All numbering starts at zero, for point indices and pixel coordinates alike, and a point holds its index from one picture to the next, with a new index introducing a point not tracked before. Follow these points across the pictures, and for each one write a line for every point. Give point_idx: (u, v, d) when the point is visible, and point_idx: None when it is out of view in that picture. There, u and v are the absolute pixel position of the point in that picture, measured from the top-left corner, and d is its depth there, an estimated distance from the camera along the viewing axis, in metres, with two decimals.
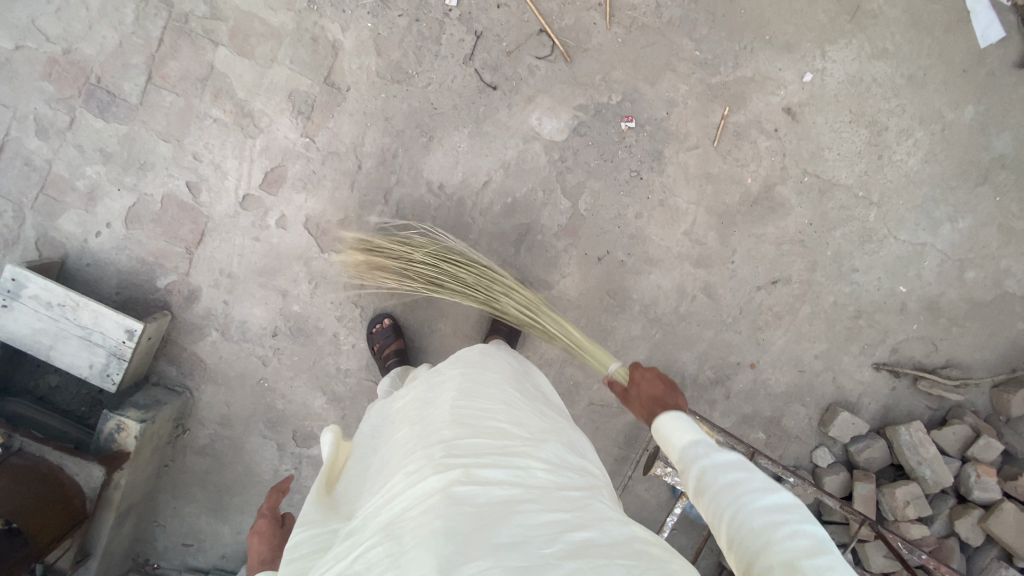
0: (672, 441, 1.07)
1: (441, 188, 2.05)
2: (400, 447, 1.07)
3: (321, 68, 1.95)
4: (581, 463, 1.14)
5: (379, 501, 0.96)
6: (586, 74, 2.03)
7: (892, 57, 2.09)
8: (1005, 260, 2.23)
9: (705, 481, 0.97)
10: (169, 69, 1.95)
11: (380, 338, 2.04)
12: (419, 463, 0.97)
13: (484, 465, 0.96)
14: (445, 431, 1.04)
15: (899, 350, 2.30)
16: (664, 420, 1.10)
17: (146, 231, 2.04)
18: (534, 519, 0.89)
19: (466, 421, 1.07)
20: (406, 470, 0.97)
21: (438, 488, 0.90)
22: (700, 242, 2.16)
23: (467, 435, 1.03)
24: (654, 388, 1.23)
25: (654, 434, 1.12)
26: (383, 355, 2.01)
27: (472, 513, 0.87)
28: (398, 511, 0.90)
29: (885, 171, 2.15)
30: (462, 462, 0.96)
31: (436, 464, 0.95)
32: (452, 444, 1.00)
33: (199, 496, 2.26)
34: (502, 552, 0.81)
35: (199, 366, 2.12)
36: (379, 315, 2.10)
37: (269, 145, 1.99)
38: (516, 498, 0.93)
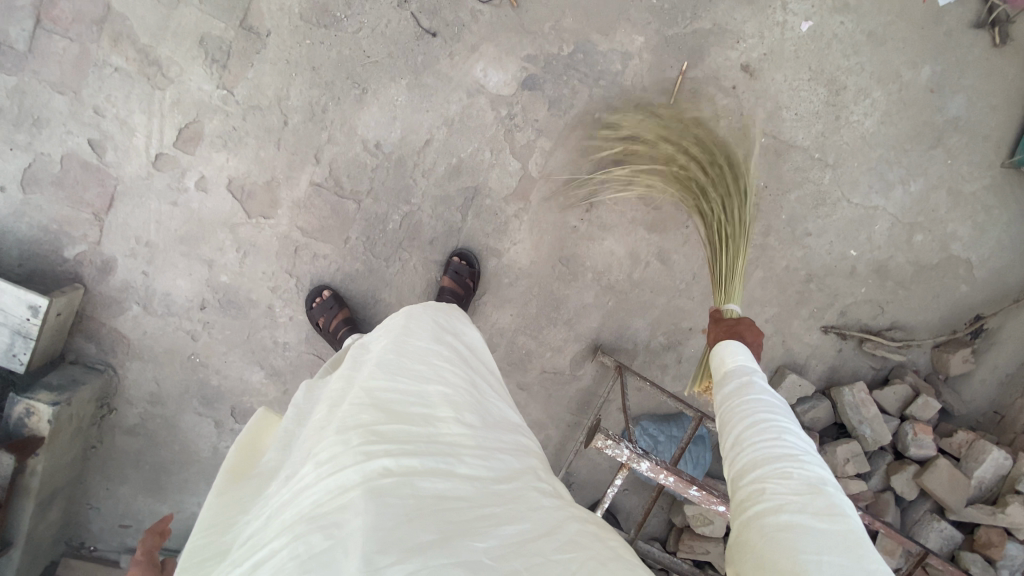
0: (726, 361, 1.16)
1: (378, 147, 1.89)
2: (315, 431, 0.97)
3: (235, 10, 1.73)
4: (518, 443, 1.09)
5: (289, 494, 0.86)
6: (534, 21, 1.87)
7: (854, 11, 2.00)
8: (953, 223, 2.24)
9: (748, 392, 1.05)
10: (58, 9, 1.70)
11: (321, 312, 1.91)
12: (333, 450, 0.87)
13: (410, 456, 0.88)
14: (364, 415, 0.94)
15: (848, 313, 2.32)
16: (730, 344, 1.20)
17: (47, 196, 1.83)
18: (464, 516, 0.83)
19: (388, 404, 0.98)
20: (317, 458, 0.88)
21: (357, 481, 0.82)
22: (654, 206, 2.08)
23: (391, 420, 0.94)
24: (750, 328, 1.26)
25: (712, 354, 1.22)
26: (331, 328, 1.88)
27: (394, 509, 0.79)
28: (310, 505, 0.81)
29: (841, 132, 2.10)
30: (383, 451, 0.87)
31: (354, 453, 0.86)
32: (374, 430, 0.91)
33: (133, 477, 2.15)
34: (427, 552, 0.75)
35: (121, 343, 1.97)
36: (317, 287, 1.97)
37: (181, 99, 1.78)
38: (443, 491, 0.86)
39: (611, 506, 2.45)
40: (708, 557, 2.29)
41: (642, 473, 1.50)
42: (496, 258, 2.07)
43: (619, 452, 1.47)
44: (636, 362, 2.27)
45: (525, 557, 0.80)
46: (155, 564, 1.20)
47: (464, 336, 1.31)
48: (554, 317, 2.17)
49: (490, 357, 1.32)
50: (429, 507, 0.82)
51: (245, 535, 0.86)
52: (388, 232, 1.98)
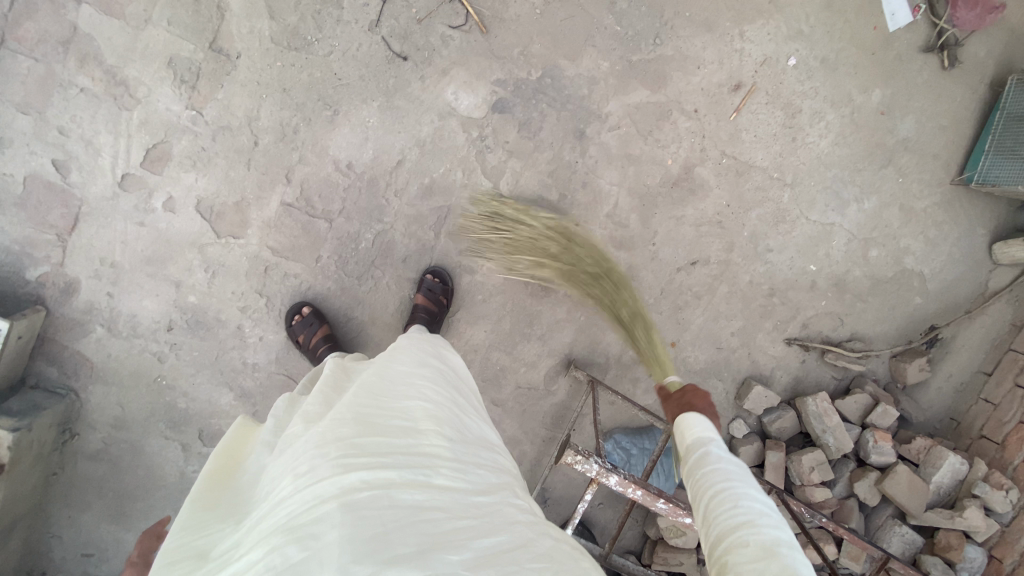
0: (682, 430, 1.10)
1: (350, 168, 1.91)
2: (293, 445, 0.98)
3: (205, 32, 1.74)
4: (496, 460, 1.10)
5: (266, 507, 0.87)
6: (504, 47, 1.92)
7: (806, 39, 2.10)
8: (905, 239, 2.36)
9: (705, 461, 1.02)
10: (25, 30, 1.69)
11: (302, 329, 1.91)
12: (311, 462, 0.89)
13: (388, 466, 0.90)
14: (343, 429, 0.95)
15: (809, 325, 2.41)
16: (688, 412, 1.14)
17: (10, 217, 1.79)
18: (441, 529, 0.84)
19: (368, 417, 0.98)
20: (296, 471, 0.89)
21: (333, 493, 0.83)
22: (622, 224, 2.14)
23: (370, 433, 0.95)
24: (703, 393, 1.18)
25: (674, 426, 1.14)
26: (312, 346, 1.88)
27: (369, 521, 0.81)
28: (285, 518, 0.82)
29: (798, 153, 2.20)
30: (362, 463, 0.89)
31: (331, 466, 0.88)
32: (352, 443, 0.92)
33: (96, 504, 2.08)
34: (401, 562, 0.76)
35: (84, 365, 1.93)
36: (297, 303, 1.96)
37: (149, 119, 1.77)
38: (421, 501, 0.87)
39: (586, 521, 2.46)
40: (681, 569, 2.33)
41: (611, 488, 1.52)
42: (469, 275, 2.11)
43: (589, 468, 1.50)
44: (608, 377, 2.30)
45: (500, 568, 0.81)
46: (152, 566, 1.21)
47: (445, 361, 1.33)
48: (527, 333, 2.20)
49: (469, 380, 1.35)
50: (405, 518, 0.83)
51: (221, 547, 0.88)
52: (360, 251, 1.99)
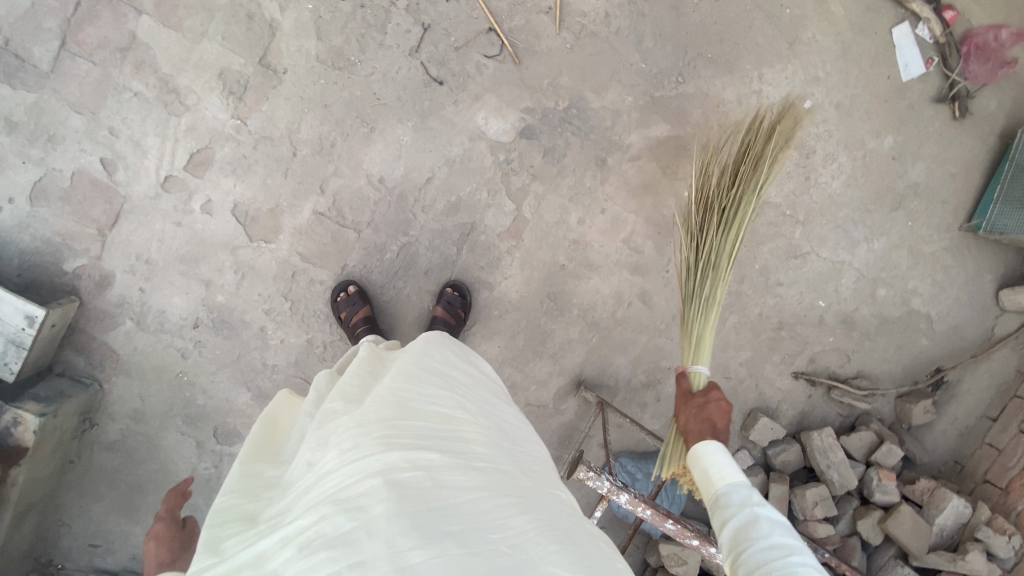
0: (717, 476, 1.15)
1: (381, 182, 2.00)
2: (334, 421, 1.05)
3: (255, 48, 1.84)
4: (526, 448, 1.18)
5: (311, 477, 0.94)
6: (534, 76, 2.02)
7: (823, 85, 2.19)
8: (912, 280, 2.42)
9: (755, 527, 1.04)
10: (86, 35, 1.79)
11: (347, 307, 1.97)
12: (355, 438, 0.96)
13: (427, 450, 0.97)
14: (384, 410, 1.02)
15: (817, 360, 2.45)
16: (710, 451, 1.18)
17: (55, 209, 1.87)
18: (478, 510, 0.92)
19: (407, 401, 1.06)
20: (340, 444, 0.96)
21: (378, 469, 0.90)
22: (638, 250, 2.20)
23: (410, 416, 1.02)
24: (721, 409, 1.29)
25: (700, 463, 1.18)
26: (352, 324, 1.94)
27: (412, 500, 0.89)
28: (332, 488, 0.89)
29: (812, 192, 2.27)
30: (403, 444, 0.96)
31: (374, 443, 0.94)
32: (394, 423, 0.99)
33: (108, 495, 2.12)
34: (443, 540, 0.84)
35: (110, 357, 1.99)
36: (344, 281, 2.03)
37: (196, 125, 1.86)
38: (459, 484, 0.95)
39: None
40: None
41: (620, 506, 1.55)
42: (487, 291, 2.17)
43: (601, 485, 1.53)
44: (617, 399, 2.34)
45: (534, 550, 0.89)
46: (178, 521, 1.24)
47: (470, 354, 1.39)
48: (539, 351, 2.25)
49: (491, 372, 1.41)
50: (445, 499, 0.91)
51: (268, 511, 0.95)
52: (385, 261, 2.08)
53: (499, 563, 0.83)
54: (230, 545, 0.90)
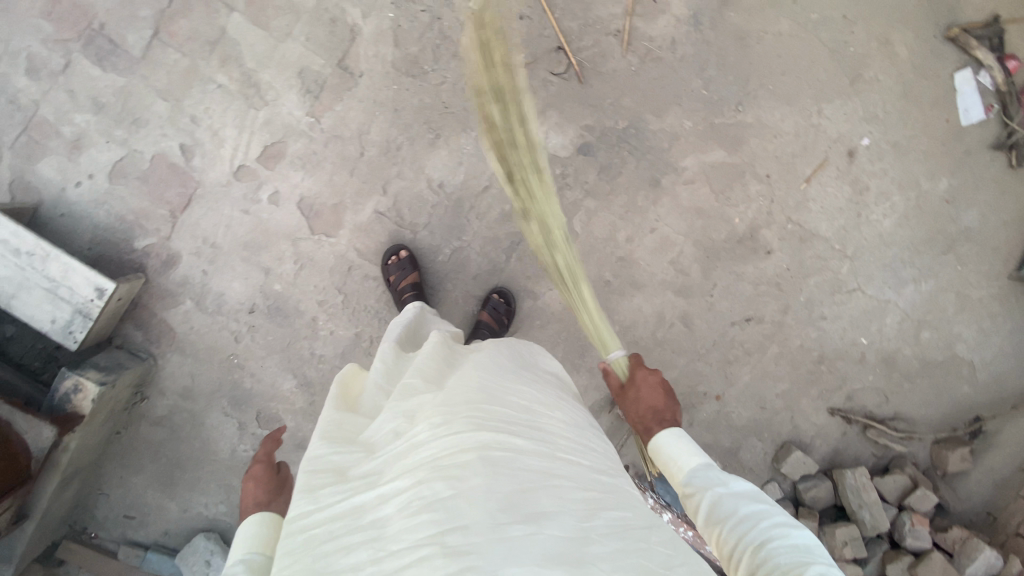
0: (678, 465, 1.23)
1: (440, 187, 2.07)
2: (418, 397, 1.15)
3: (335, 51, 1.92)
4: (606, 447, 1.24)
5: (404, 444, 1.04)
6: (597, 96, 2.07)
7: (881, 123, 2.21)
8: (958, 325, 2.40)
9: (721, 503, 1.11)
10: (179, 27, 1.86)
11: (396, 271, 2.00)
12: (448, 416, 1.05)
13: (513, 435, 1.06)
14: (472, 395, 1.12)
15: (854, 398, 2.43)
16: (665, 441, 1.26)
17: (131, 188, 1.93)
18: (566, 496, 0.99)
19: (493, 391, 1.15)
20: (431, 419, 1.06)
21: (471, 445, 1.00)
22: (684, 272, 2.22)
23: (496, 404, 1.12)
24: (652, 387, 1.36)
25: (656, 454, 1.27)
26: (399, 289, 1.98)
27: (505, 477, 0.97)
28: (428, 457, 0.99)
29: (861, 229, 2.28)
30: (493, 427, 1.05)
31: (466, 423, 1.04)
32: (481, 407, 1.09)
33: (148, 468, 2.18)
34: (535, 516, 0.92)
35: (168, 334, 2.06)
36: (394, 247, 2.06)
37: (272, 120, 1.94)
38: (545, 468, 1.03)
39: None
40: None
41: None
42: (532, 301, 2.20)
43: None
44: None
45: (626, 538, 0.95)
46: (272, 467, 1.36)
47: (537, 353, 1.49)
48: (577, 365, 2.26)
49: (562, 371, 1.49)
50: (534, 481, 0.99)
51: (360, 469, 1.04)
52: (436, 263, 2.13)
53: (592, 544, 0.90)
54: (326, 495, 1.00)
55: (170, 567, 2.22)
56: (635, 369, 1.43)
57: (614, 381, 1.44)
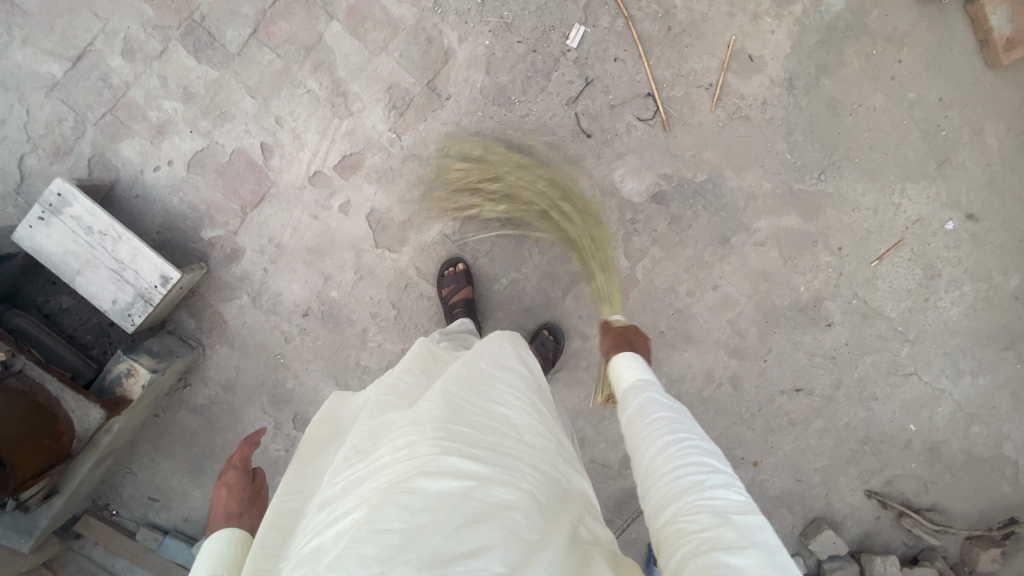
0: (624, 378, 1.16)
1: (509, 217, 2.05)
2: (387, 416, 1.10)
3: (427, 71, 1.92)
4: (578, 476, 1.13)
5: (365, 469, 0.96)
6: (679, 147, 2.03)
7: (964, 210, 2.11)
8: (1009, 424, 2.32)
9: (646, 410, 1.03)
10: (277, 28, 1.86)
11: (451, 283, 2.01)
12: (409, 437, 0.97)
13: (477, 459, 0.95)
14: (438, 412, 1.02)
15: (893, 483, 2.36)
16: (624, 361, 1.21)
17: (206, 179, 1.95)
18: (523, 534, 0.86)
19: (461, 408, 1.06)
20: (393, 441, 0.98)
21: (424, 463, 0.90)
22: (739, 333, 2.19)
23: (463, 423, 1.02)
24: (636, 333, 1.34)
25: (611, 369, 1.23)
26: (451, 303, 1.99)
27: (460, 505, 0.85)
28: (385, 481, 0.91)
29: (927, 314, 2.21)
30: (454, 449, 0.95)
31: (427, 444, 0.94)
32: (447, 424, 1.00)
33: (180, 454, 2.18)
34: (487, 550, 0.79)
35: (220, 326, 2.07)
36: (452, 259, 2.06)
37: (355, 130, 1.94)
38: (504, 498, 0.90)
39: None
40: None
41: None
42: (581, 340, 2.17)
43: None
44: None
45: None
46: (249, 473, 1.20)
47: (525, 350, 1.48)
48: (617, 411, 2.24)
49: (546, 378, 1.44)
50: (492, 511, 0.87)
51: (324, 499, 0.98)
52: (492, 291, 2.12)
53: None
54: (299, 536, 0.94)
55: (187, 555, 2.23)
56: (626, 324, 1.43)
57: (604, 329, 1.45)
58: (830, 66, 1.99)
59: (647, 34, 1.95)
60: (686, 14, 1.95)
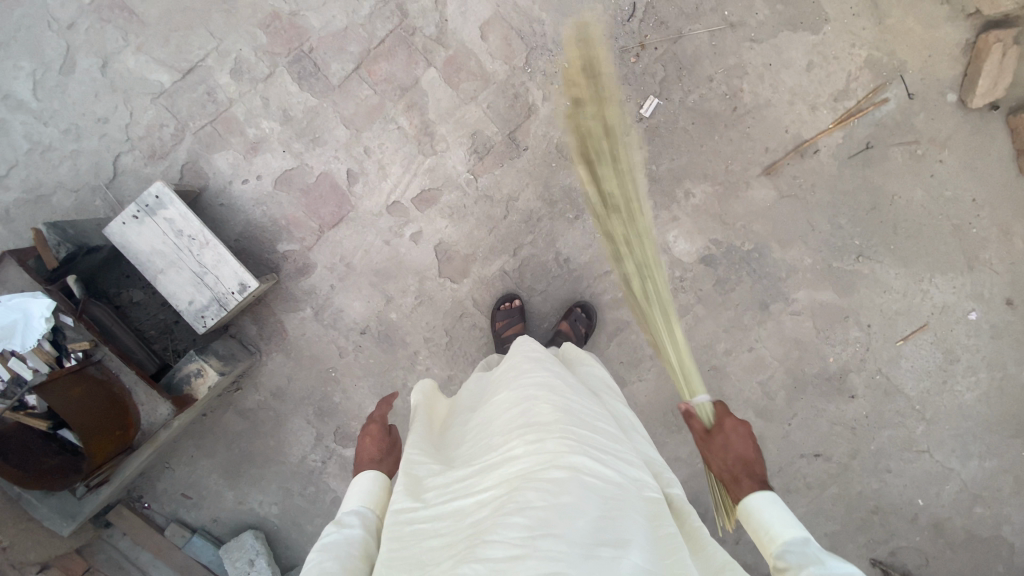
0: (771, 536, 1.09)
1: (566, 262, 2.17)
2: (508, 407, 1.12)
3: (510, 122, 2.08)
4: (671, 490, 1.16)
5: (498, 454, 1.01)
6: (732, 216, 2.19)
7: (986, 303, 2.27)
8: (1010, 508, 2.42)
9: None
10: (379, 68, 2.02)
11: (504, 317, 2.09)
12: (540, 431, 1.01)
13: (602, 460, 0.99)
14: (562, 412, 1.06)
15: (897, 554, 2.45)
16: (763, 507, 1.13)
17: (290, 197, 2.06)
18: (650, 531, 0.90)
19: (580, 411, 1.10)
20: (523, 432, 1.02)
21: (558, 458, 0.95)
22: (768, 395, 2.31)
23: (585, 425, 1.06)
24: (739, 440, 1.23)
25: (748, 515, 1.15)
26: (503, 336, 2.07)
27: (593, 501, 0.89)
28: (519, 466, 0.95)
29: (943, 395, 2.34)
30: (582, 447, 0.98)
31: (558, 439, 0.98)
32: (572, 423, 1.04)
33: (220, 455, 2.23)
34: (625, 545, 0.84)
35: (280, 335, 2.15)
36: (508, 295, 2.16)
37: (436, 167, 2.08)
38: (629, 500, 0.94)
39: None
40: None
41: None
42: (620, 386, 2.27)
43: None
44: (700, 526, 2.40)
45: None
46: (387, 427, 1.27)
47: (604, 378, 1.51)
48: None
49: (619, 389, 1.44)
50: (622, 508, 0.91)
51: (451, 478, 1.03)
52: (541, 329, 2.23)
53: None
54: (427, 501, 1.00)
55: (211, 556, 2.24)
56: (722, 417, 1.30)
57: (699, 425, 1.31)
58: (877, 158, 2.17)
59: (714, 112, 2.13)
60: (752, 97, 2.13)
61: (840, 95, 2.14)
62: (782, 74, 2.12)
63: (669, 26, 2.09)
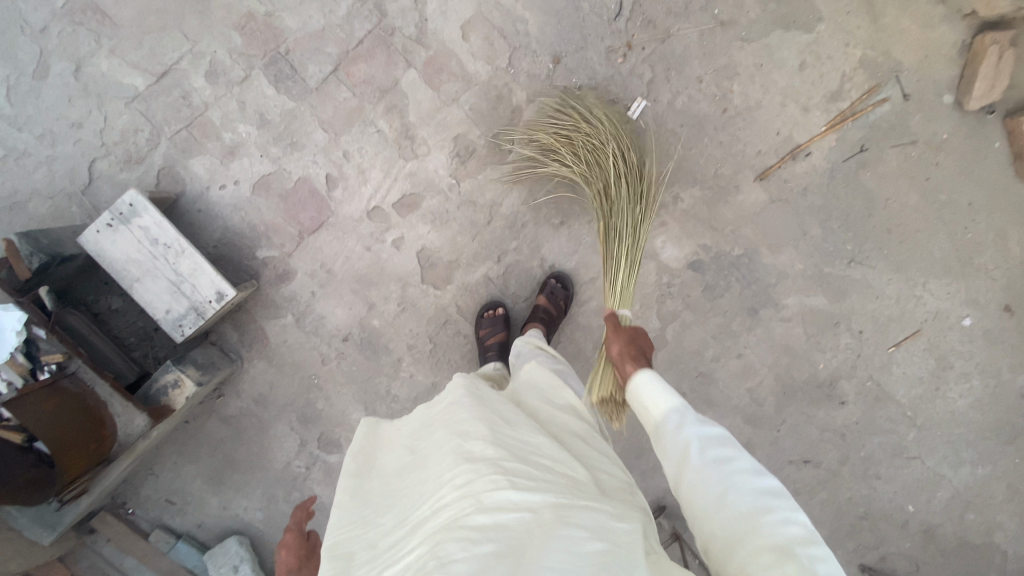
0: (652, 408, 1.19)
1: (551, 268, 2.13)
2: (439, 446, 1.09)
3: (493, 125, 2.03)
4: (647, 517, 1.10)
5: (427, 510, 0.98)
6: (721, 220, 2.14)
7: (981, 308, 2.22)
8: (1003, 514, 2.39)
9: (690, 453, 1.07)
10: (357, 70, 1.97)
11: (487, 325, 2.06)
12: (466, 474, 0.98)
13: (531, 494, 0.96)
14: (489, 449, 1.03)
15: (887, 559, 2.43)
16: (647, 383, 1.21)
17: (270, 202, 2.02)
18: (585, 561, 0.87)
19: (511, 445, 1.07)
20: (450, 478, 0.99)
21: (483, 503, 0.93)
22: (758, 403, 2.28)
23: (514, 459, 1.03)
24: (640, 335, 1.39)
25: (633, 392, 1.24)
26: (486, 345, 2.03)
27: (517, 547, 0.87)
28: (446, 518, 0.93)
29: (936, 401, 2.30)
30: (509, 484, 0.96)
31: (483, 482, 0.96)
32: (498, 460, 1.01)
33: (204, 461, 2.22)
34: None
35: (261, 342, 2.13)
36: (492, 302, 2.13)
37: (417, 172, 2.03)
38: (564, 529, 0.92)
39: None
40: None
41: None
42: None
43: None
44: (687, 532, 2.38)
45: None
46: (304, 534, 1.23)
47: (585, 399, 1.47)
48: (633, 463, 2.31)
49: (586, 416, 1.36)
50: (551, 535, 0.89)
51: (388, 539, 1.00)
52: None
53: None
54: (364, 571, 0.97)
55: (196, 561, 2.24)
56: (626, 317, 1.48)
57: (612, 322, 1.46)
58: (871, 161, 2.11)
59: (703, 113, 2.07)
60: (742, 98, 2.06)
61: (833, 96, 2.07)
62: (773, 74, 2.06)
63: (657, 25, 2.02)
